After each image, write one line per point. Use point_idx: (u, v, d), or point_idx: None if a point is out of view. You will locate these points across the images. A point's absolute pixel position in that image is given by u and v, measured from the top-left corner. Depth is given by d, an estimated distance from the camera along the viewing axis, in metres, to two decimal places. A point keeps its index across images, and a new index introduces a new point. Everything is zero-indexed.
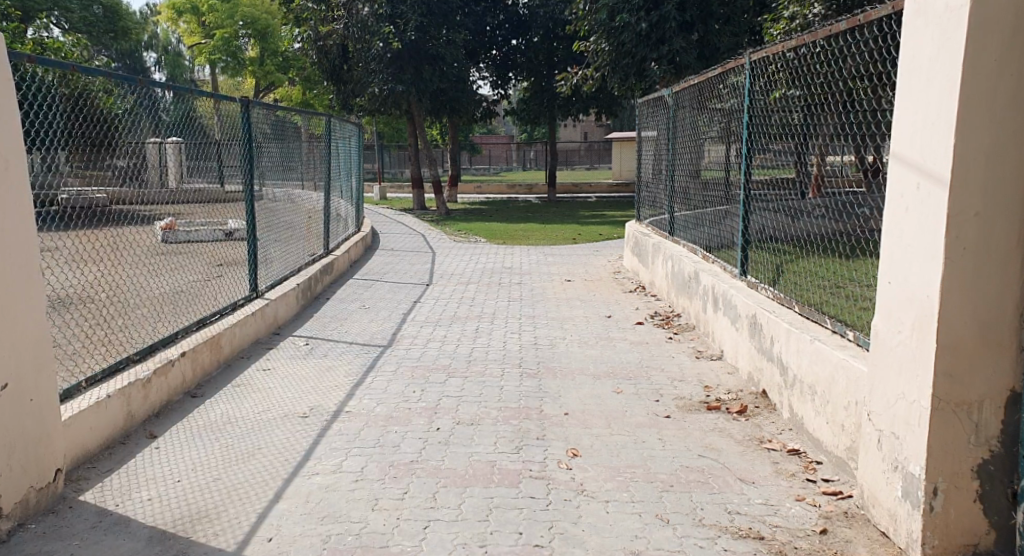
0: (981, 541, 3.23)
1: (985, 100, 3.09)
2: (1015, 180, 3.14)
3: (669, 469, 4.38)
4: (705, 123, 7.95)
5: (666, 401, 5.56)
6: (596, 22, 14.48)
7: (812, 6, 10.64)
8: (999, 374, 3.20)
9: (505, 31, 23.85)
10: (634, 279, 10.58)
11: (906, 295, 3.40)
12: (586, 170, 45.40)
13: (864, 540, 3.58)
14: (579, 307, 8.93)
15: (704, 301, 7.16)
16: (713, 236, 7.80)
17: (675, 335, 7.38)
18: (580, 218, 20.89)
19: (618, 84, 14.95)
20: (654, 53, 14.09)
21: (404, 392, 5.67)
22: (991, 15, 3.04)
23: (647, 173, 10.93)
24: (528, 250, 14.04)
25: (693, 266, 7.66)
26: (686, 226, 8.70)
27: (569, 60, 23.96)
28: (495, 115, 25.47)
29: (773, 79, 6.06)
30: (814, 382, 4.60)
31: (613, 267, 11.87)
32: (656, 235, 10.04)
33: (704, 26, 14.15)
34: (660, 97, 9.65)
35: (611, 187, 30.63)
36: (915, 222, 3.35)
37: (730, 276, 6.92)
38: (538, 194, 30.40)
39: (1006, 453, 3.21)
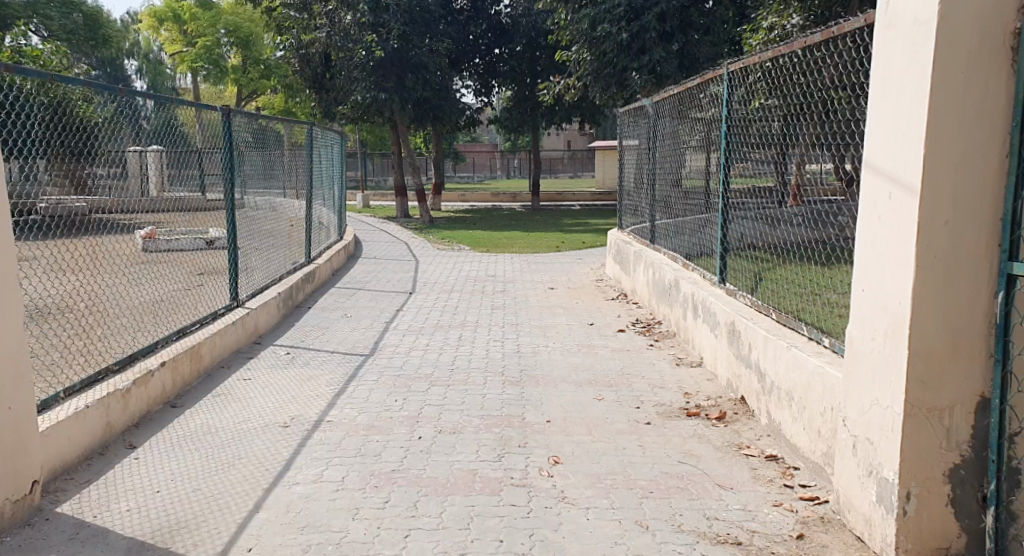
0: (953, 544, 3.27)
1: (953, 113, 3.14)
2: (984, 188, 3.17)
3: (649, 476, 4.41)
4: (685, 133, 8.01)
5: (646, 408, 5.59)
6: (577, 32, 14.63)
7: (790, 17, 10.84)
8: (970, 382, 3.23)
9: (489, 40, 23.95)
10: (617, 287, 10.62)
11: (881, 303, 3.44)
12: (572, 179, 45.72)
13: (840, 545, 3.61)
14: (563, 315, 8.96)
15: (684, 309, 7.23)
16: (694, 245, 7.87)
17: (656, 343, 7.45)
18: (565, 226, 21.02)
19: (599, 93, 15.07)
20: (634, 63, 14.24)
21: (385, 401, 5.66)
22: (958, 26, 3.10)
23: (629, 182, 11.03)
24: (511, 258, 14.10)
25: (673, 274, 7.73)
26: (666, 235, 8.80)
27: (552, 70, 24.03)
28: (479, 124, 25.53)
29: (751, 92, 6.13)
30: (792, 389, 4.65)
31: (597, 275, 11.95)
32: (637, 242, 10.15)
33: (685, 36, 14.31)
34: (641, 107, 9.74)
35: (595, 196, 30.81)
36: (889, 229, 3.40)
37: (710, 284, 7.00)
38: (523, 202, 30.54)
39: (976, 457, 3.25)
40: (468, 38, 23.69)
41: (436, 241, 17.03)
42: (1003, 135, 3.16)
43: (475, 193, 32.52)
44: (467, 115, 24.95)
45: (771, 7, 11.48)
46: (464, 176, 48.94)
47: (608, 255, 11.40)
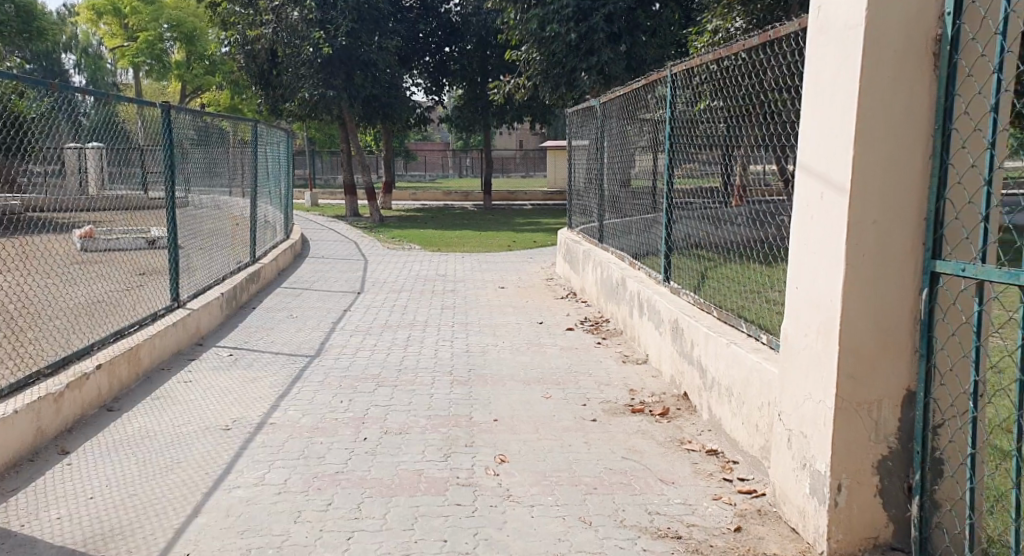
0: (880, 534, 3.38)
1: (881, 116, 3.23)
2: (910, 188, 3.27)
3: (594, 473, 4.46)
4: (632, 134, 8.10)
5: (593, 406, 5.64)
6: (526, 32, 14.67)
7: (733, 20, 11.11)
8: (897, 376, 3.34)
9: (439, 38, 23.87)
10: (566, 286, 10.69)
11: (813, 300, 3.53)
12: (524, 178, 45.81)
13: (775, 537, 3.70)
14: (512, 314, 8.98)
15: (630, 308, 7.31)
16: (640, 243, 7.98)
17: (603, 341, 7.52)
18: (515, 225, 21.08)
19: (549, 94, 15.15)
20: (583, 64, 14.35)
21: (330, 402, 5.61)
22: (885, 31, 3.18)
23: (578, 181, 11.10)
24: (461, 257, 14.09)
25: (620, 273, 7.82)
26: (614, 234, 8.91)
27: (502, 69, 24.05)
28: (429, 123, 25.42)
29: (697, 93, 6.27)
30: (731, 384, 4.74)
31: (546, 274, 12.01)
32: (586, 242, 10.23)
33: (632, 37, 14.47)
34: (590, 107, 9.85)
35: (546, 195, 30.93)
36: (820, 228, 3.49)
37: (655, 283, 7.09)
38: (474, 201, 30.50)
39: (903, 449, 3.35)
40: (418, 36, 23.58)
41: (386, 240, 16.90)
42: (928, 137, 3.25)
43: (425, 192, 32.40)
44: (418, 113, 24.82)
45: (715, 10, 11.79)
46: (413, 175, 48.70)
47: (558, 254, 11.45)
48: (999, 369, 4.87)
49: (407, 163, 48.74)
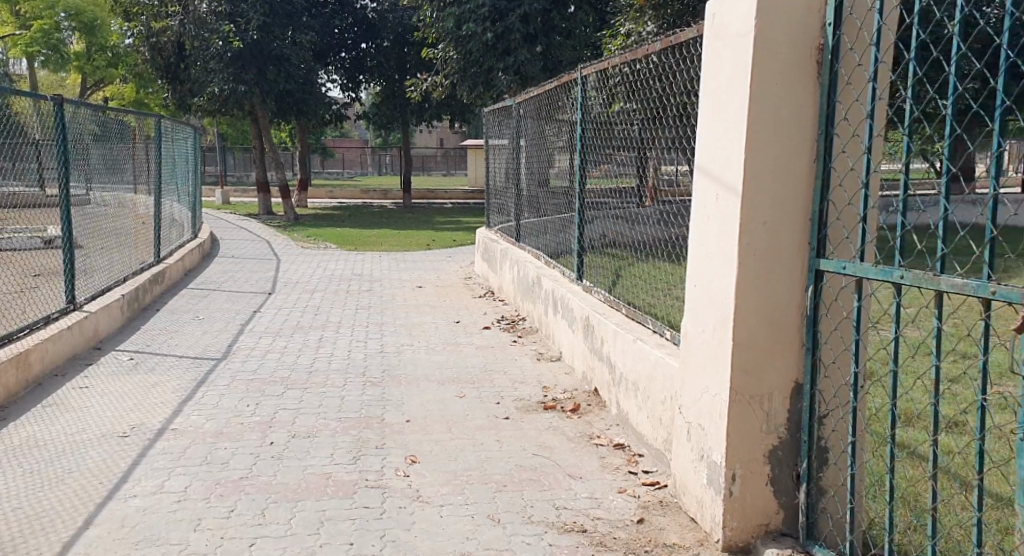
0: (772, 521, 3.53)
1: (770, 120, 3.37)
2: (798, 190, 3.42)
3: (504, 470, 4.50)
4: (546, 135, 8.22)
5: (505, 404, 5.69)
6: (443, 30, 14.64)
7: (645, 24, 11.25)
8: (786, 370, 3.49)
9: (355, 34, 23.58)
10: (483, 285, 10.73)
11: (710, 297, 3.66)
12: (444, 177, 45.65)
13: (676, 527, 3.82)
14: (428, 313, 8.95)
15: (546, 306, 7.40)
16: (554, 243, 8.10)
17: (519, 339, 7.59)
18: (433, 224, 21.01)
19: (466, 93, 15.17)
20: (500, 63, 14.41)
21: (236, 407, 5.49)
22: (773, 38, 3.32)
23: (496, 181, 11.16)
24: (378, 256, 13.97)
25: (535, 272, 7.92)
26: (531, 234, 9.02)
27: (420, 67, 23.93)
28: (346, 120, 25.07)
29: (611, 93, 6.38)
30: (637, 379, 4.86)
31: (464, 272, 12.02)
32: (504, 242, 10.29)
33: (548, 38, 14.63)
34: (506, 107, 9.95)
35: (466, 194, 30.92)
36: (716, 227, 3.62)
37: (570, 282, 7.20)
38: (393, 200, 30.24)
39: (792, 439, 3.51)
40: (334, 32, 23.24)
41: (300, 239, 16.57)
42: (813, 140, 3.40)
43: (343, 190, 31.95)
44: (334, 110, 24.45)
45: (629, 14, 12.03)
46: (331, 172, 47.93)
47: (476, 253, 11.48)
48: (878, 359, 5.15)
49: (324, 161, 47.94)
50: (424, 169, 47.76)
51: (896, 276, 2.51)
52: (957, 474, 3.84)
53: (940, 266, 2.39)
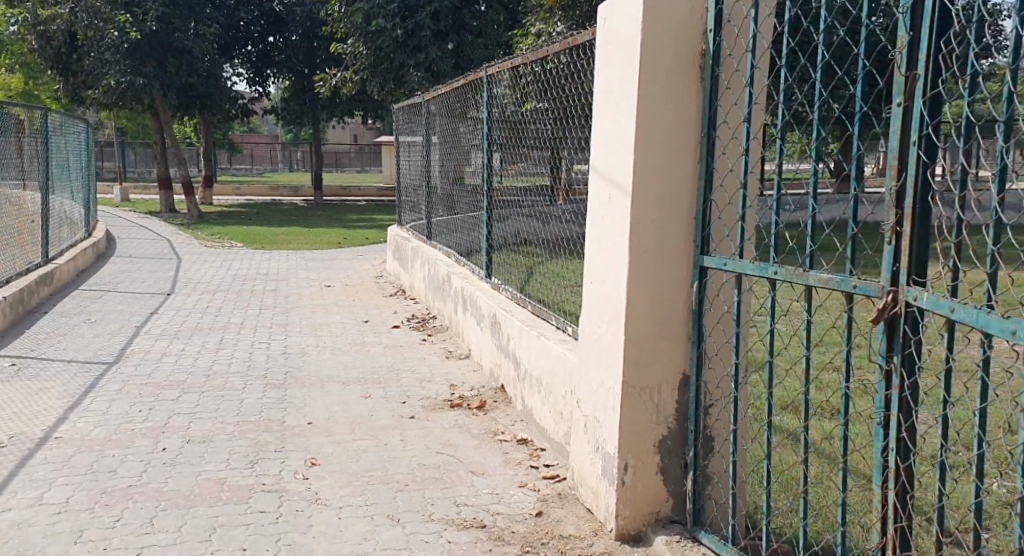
0: (661, 508, 3.66)
1: (655, 122, 3.49)
2: (683, 190, 3.55)
3: (406, 469, 4.50)
4: (453, 134, 8.20)
5: (411, 403, 5.69)
6: (352, 25, 14.46)
7: (555, 24, 11.45)
8: (674, 362, 3.61)
9: (262, 27, 22.98)
10: (394, 283, 10.66)
11: (604, 293, 3.76)
12: (357, 174, 45.00)
13: (572, 518, 3.90)
14: (336, 313, 8.84)
15: (455, 304, 7.43)
16: (463, 241, 8.12)
17: (428, 337, 7.59)
18: (344, 221, 20.69)
19: (377, 89, 15.01)
20: (411, 60, 14.30)
21: (127, 412, 5.30)
22: (658, 43, 3.43)
23: (407, 179, 11.09)
24: (286, 255, 13.69)
25: (445, 270, 7.93)
26: (441, 232, 9.03)
27: (330, 62, 23.52)
28: (254, 115, 24.42)
29: (513, 95, 6.37)
30: (541, 375, 4.94)
31: (376, 271, 11.90)
32: (415, 240, 10.24)
33: (459, 36, 14.61)
34: (416, 104, 9.93)
35: (380, 191, 30.57)
36: (609, 226, 3.73)
37: (478, 279, 7.24)
38: (303, 197, 29.65)
39: (681, 429, 3.63)
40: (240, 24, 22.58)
41: (204, 238, 16.06)
42: (695, 142, 3.54)
43: (251, 186, 31.17)
44: (240, 104, 23.81)
45: (539, 13, 12.13)
46: (239, 169, 46.67)
47: (387, 251, 11.38)
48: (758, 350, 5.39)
49: (230, 157, 46.57)
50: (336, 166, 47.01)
51: (771, 272, 2.72)
52: (827, 456, 4.08)
53: (811, 262, 2.56)
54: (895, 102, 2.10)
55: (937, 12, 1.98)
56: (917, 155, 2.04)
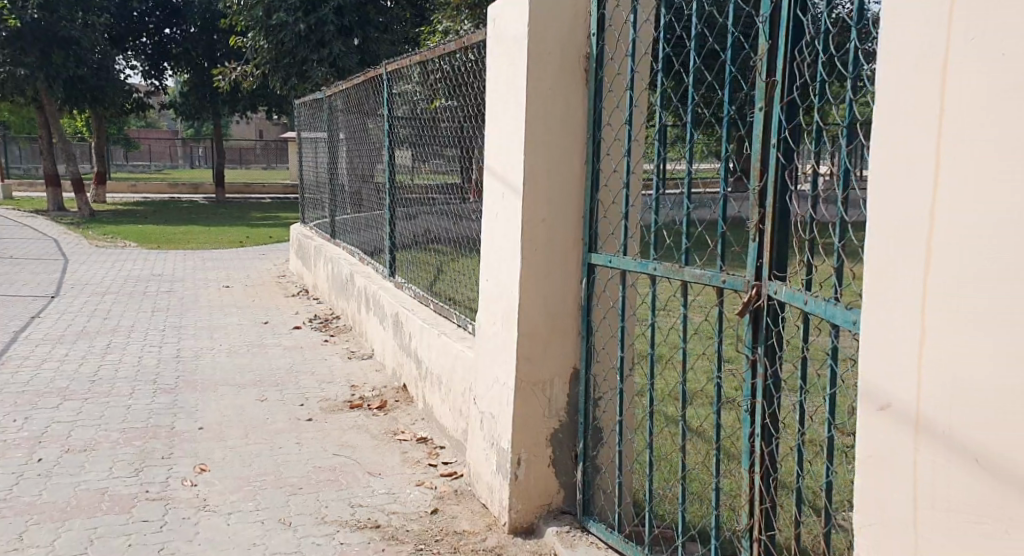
0: (553, 500, 3.73)
1: (543, 121, 3.55)
2: (571, 188, 3.62)
3: (300, 472, 4.44)
4: (354, 132, 8.06)
5: (310, 405, 5.60)
6: (251, 18, 14.08)
7: (463, 23, 11.31)
8: (565, 356, 3.69)
9: (157, 18, 22.11)
10: (297, 283, 10.45)
11: (498, 290, 3.81)
12: (261, 171, 43.84)
13: (467, 514, 3.93)
14: (235, 314, 8.60)
15: (358, 303, 7.35)
16: (366, 240, 8.02)
17: (331, 338, 7.48)
18: (247, 220, 20.14)
19: (279, 84, 14.67)
20: (314, 55, 14.05)
21: (2, 422, 5.02)
22: (544, 45, 3.50)
23: (311, 177, 10.88)
24: (183, 254, 13.24)
25: (348, 269, 7.83)
26: (345, 230, 8.90)
27: (230, 55, 22.83)
28: (150, 109, 23.48)
29: (403, 95, 6.28)
30: (441, 373, 4.94)
31: (279, 270, 11.64)
32: (319, 239, 10.06)
33: (363, 32, 14.44)
34: (318, 100, 9.74)
35: (285, 189, 29.86)
36: (501, 224, 3.78)
37: (380, 278, 7.18)
38: (203, 195, 28.70)
39: (571, 422, 3.72)
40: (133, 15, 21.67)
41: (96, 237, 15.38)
42: (582, 141, 3.62)
43: (146, 183, 29.98)
44: (133, 98, 22.85)
45: (447, 11, 12.07)
46: (133, 165, 44.75)
47: (291, 250, 11.15)
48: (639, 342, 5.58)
49: (123, 153, 44.62)
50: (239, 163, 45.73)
51: (652, 268, 2.84)
52: (701, 441, 4.28)
53: (688, 258, 2.69)
54: (758, 105, 2.22)
55: (792, 21, 2.10)
56: (777, 155, 2.17)
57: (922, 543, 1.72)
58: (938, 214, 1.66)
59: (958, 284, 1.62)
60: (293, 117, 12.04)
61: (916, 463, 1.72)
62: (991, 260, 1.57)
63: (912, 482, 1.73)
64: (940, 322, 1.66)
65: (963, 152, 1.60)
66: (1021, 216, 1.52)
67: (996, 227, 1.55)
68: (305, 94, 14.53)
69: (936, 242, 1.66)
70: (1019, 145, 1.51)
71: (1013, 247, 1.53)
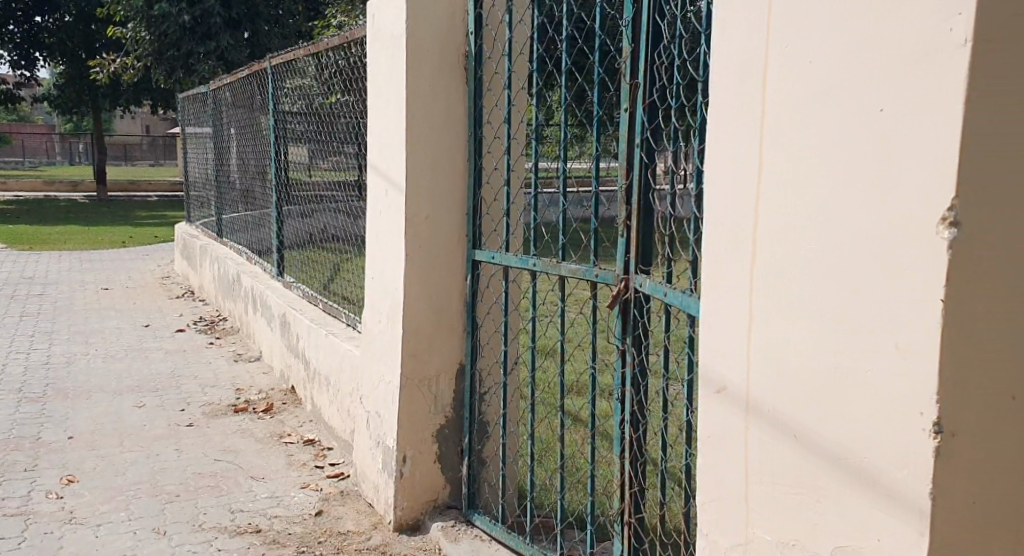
0: (439, 496, 3.75)
1: (423, 118, 3.55)
2: (453, 185, 3.63)
3: (177, 479, 4.29)
4: (241, 127, 7.84)
5: (191, 409, 5.42)
6: (131, 8, 13.50)
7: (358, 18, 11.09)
8: (450, 352, 3.71)
9: (26, 6, 20.89)
10: (182, 284, 10.08)
11: (382, 288, 3.80)
12: (144, 168, 41.96)
13: (353, 515, 3.90)
14: (112, 317, 8.22)
15: (245, 304, 7.15)
16: (254, 239, 7.81)
17: (216, 340, 7.25)
18: (130, 219, 19.25)
19: (162, 77, 14.13)
20: (200, 47, 13.61)
21: None
22: (422, 43, 3.50)
23: (197, 174, 10.51)
24: (57, 255, 12.55)
25: (235, 269, 7.61)
26: (232, 229, 8.65)
27: (109, 46, 21.78)
28: (20, 102, 22.14)
29: (288, 89, 6.20)
30: (328, 373, 4.87)
31: (163, 271, 11.19)
32: (205, 238, 9.74)
33: (252, 24, 14.06)
34: (202, 94, 9.42)
35: (171, 186, 28.69)
36: (385, 222, 3.76)
37: (269, 278, 7.01)
38: (81, 192, 27.25)
39: (457, 417, 3.74)
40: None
41: None
42: (463, 139, 3.63)
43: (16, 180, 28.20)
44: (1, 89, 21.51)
45: (341, 6, 11.87)
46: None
47: (175, 249, 10.74)
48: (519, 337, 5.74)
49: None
50: (120, 159, 43.69)
51: (532, 264, 2.91)
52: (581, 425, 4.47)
53: (564, 254, 2.77)
54: (624, 106, 2.32)
55: (650, 26, 2.19)
56: (642, 153, 2.27)
57: (752, 516, 1.78)
58: (760, 212, 1.71)
59: (780, 278, 1.68)
60: (177, 112, 11.62)
61: (746, 441, 1.79)
62: (800, 252, 1.63)
63: (744, 461, 1.80)
64: (765, 317, 1.72)
65: (781, 152, 1.66)
66: (829, 215, 1.56)
67: (809, 226, 1.60)
68: (191, 87, 14.06)
69: (760, 240, 1.72)
70: (827, 149, 1.56)
71: (820, 243, 1.59)
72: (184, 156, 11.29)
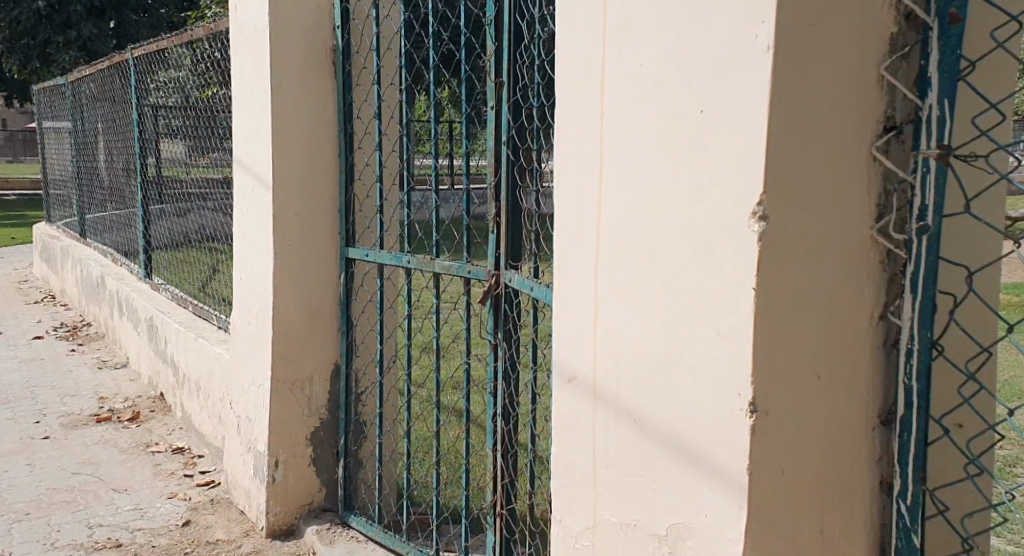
0: (314, 499, 3.68)
1: (290, 113, 3.47)
2: (323, 181, 3.56)
3: (29, 496, 4.03)
4: (104, 121, 7.45)
5: (48, 421, 5.10)
6: None
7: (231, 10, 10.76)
8: (325, 353, 3.63)
9: None
10: (42, 288, 9.47)
11: (252, 288, 3.68)
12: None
13: (223, 523, 3.77)
14: None
15: (111, 308, 6.79)
16: (120, 239, 7.42)
17: (79, 347, 6.85)
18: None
19: (17, 68, 13.32)
20: (59, 36, 12.96)
21: None
22: (287, 37, 3.43)
23: (57, 171, 9.91)
24: None
25: (99, 272, 7.20)
26: (96, 230, 8.19)
27: None
28: None
29: (154, 82, 5.92)
30: (198, 378, 4.69)
31: (22, 274, 10.49)
32: (67, 239, 9.19)
33: (118, 14, 13.44)
34: (60, 86, 8.90)
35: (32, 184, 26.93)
36: (253, 220, 3.65)
37: (136, 280, 6.67)
38: None
39: (332, 419, 3.67)
40: None
41: None
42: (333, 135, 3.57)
43: None
44: None
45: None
46: None
47: (33, 252, 10.06)
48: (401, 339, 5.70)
49: None
50: None
51: (405, 262, 2.90)
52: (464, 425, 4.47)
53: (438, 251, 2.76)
54: (489, 105, 2.35)
55: (512, 25, 2.23)
56: (511, 150, 2.29)
57: (598, 500, 1.84)
58: (600, 208, 1.77)
59: (616, 270, 1.74)
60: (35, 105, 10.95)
61: (593, 428, 1.84)
62: (635, 244, 1.69)
63: (591, 450, 1.85)
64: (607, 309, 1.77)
65: (617, 151, 1.72)
66: (656, 212, 1.64)
67: (642, 222, 1.67)
68: (50, 79, 13.29)
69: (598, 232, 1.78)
70: (655, 147, 1.63)
71: (650, 236, 1.66)
72: (42, 152, 10.65)
